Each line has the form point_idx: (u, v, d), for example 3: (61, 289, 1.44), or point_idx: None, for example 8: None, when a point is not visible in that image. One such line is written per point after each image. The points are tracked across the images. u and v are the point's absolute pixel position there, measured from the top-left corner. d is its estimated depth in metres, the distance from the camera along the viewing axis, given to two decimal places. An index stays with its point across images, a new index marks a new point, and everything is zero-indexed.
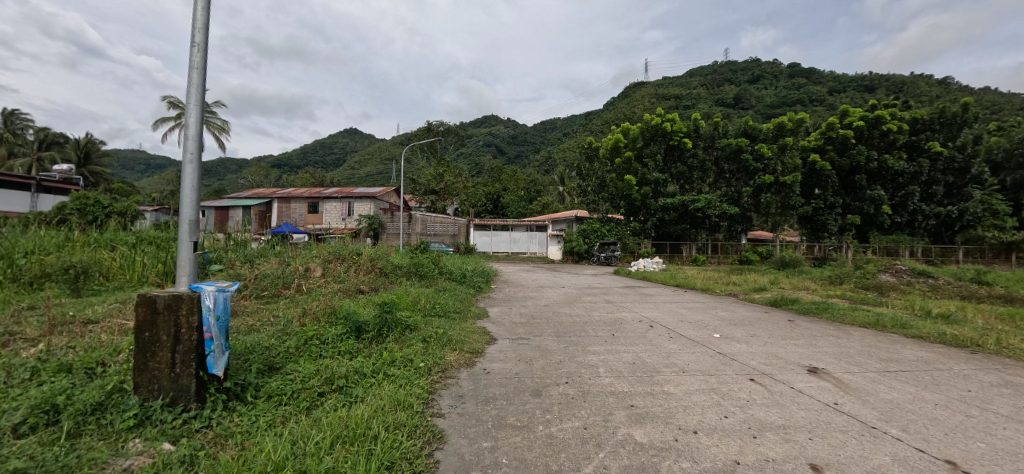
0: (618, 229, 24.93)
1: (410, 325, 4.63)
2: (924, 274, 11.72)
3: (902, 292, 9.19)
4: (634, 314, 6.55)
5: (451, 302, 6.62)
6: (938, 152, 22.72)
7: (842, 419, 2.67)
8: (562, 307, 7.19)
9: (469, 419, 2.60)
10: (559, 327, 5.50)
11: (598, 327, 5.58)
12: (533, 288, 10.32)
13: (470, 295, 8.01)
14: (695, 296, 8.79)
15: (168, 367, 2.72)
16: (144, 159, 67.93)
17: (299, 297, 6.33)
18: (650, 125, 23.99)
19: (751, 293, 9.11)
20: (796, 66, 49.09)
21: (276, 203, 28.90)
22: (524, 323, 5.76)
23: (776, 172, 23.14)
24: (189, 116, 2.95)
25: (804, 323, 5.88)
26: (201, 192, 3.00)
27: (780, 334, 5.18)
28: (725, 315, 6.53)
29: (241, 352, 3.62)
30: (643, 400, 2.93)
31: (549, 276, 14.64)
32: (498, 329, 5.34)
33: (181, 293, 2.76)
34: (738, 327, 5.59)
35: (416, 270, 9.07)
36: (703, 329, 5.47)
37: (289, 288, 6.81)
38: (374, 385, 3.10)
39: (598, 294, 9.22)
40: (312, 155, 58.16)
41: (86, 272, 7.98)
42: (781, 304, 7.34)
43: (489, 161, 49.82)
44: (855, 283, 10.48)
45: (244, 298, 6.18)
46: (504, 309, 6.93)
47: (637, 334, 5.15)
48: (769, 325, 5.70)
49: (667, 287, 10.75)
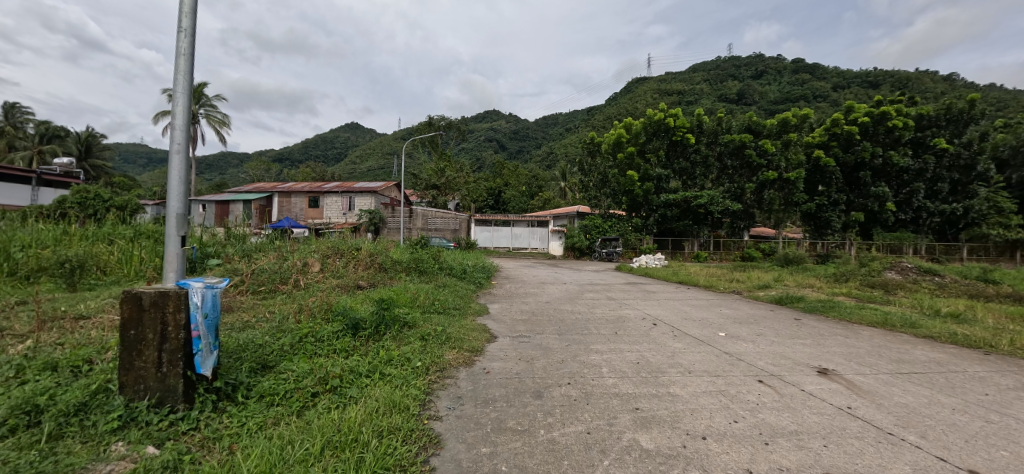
0: (619, 225, 24.77)
1: (408, 323, 4.52)
2: (930, 272, 11.56)
3: (907, 290, 9.05)
4: (636, 312, 6.44)
5: (450, 298, 6.51)
6: (943, 149, 22.47)
7: (857, 424, 2.55)
8: (563, 304, 7.08)
9: (467, 423, 2.50)
10: (560, 325, 5.39)
11: (601, 325, 5.47)
12: (534, 284, 10.20)
13: (471, 291, 7.90)
14: (698, 294, 8.67)
15: (155, 367, 2.61)
16: (145, 153, 67.87)
17: (296, 293, 6.23)
18: (652, 120, 23.79)
19: (755, 290, 8.99)
20: (800, 62, 48.65)
21: (277, 198, 28.79)
22: (524, 321, 5.65)
23: (779, 168, 22.92)
24: (176, 104, 2.83)
25: (810, 322, 5.75)
26: (189, 185, 2.87)
27: (786, 333, 5.06)
28: (730, 313, 6.41)
29: (233, 349, 3.52)
30: (648, 403, 2.82)
31: (550, 272, 14.53)
32: (498, 326, 5.23)
33: (167, 289, 2.65)
34: (743, 326, 5.47)
35: (416, 266, 8.96)
36: (708, 327, 5.35)
37: (286, 283, 6.70)
38: (369, 386, 3.00)
39: (599, 291, 9.10)
40: (313, 150, 57.98)
41: (82, 267, 7.90)
42: (786, 302, 7.22)
43: (490, 156, 49.61)
44: (860, 281, 10.35)
45: (240, 294, 6.08)
46: (504, 306, 6.82)
47: (640, 332, 5.04)
48: (775, 324, 5.58)
49: (669, 284, 10.64)
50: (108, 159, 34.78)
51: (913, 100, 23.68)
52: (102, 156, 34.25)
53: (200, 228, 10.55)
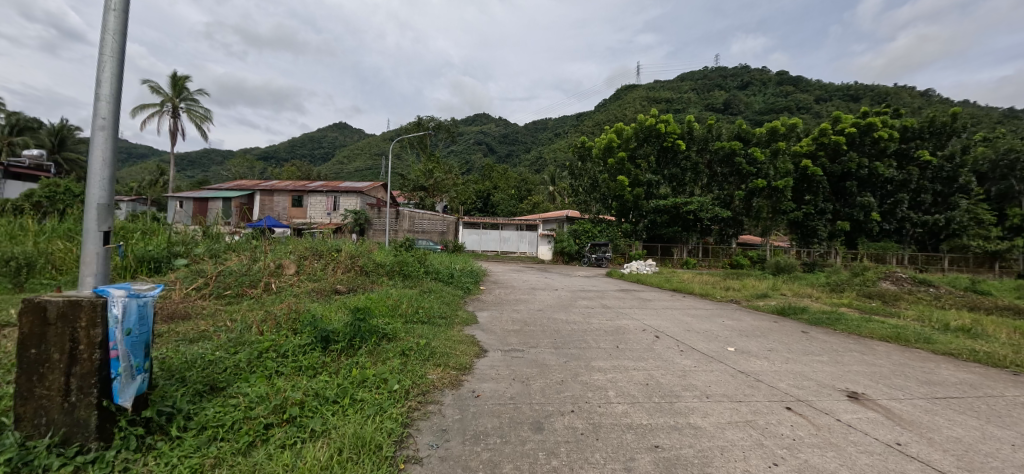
0: (608, 230, 24.46)
1: (389, 335, 4.00)
2: (924, 283, 11.49)
3: (905, 301, 8.87)
4: (635, 322, 6.02)
5: (436, 306, 5.99)
6: (927, 161, 22.79)
7: (916, 468, 2.16)
8: (557, 312, 6.63)
9: (454, 468, 2.01)
10: (556, 337, 4.94)
11: (599, 337, 5.03)
12: (524, 290, 9.73)
13: (458, 297, 7.39)
14: (696, 302, 8.32)
15: (60, 396, 2.07)
16: (125, 148, 65.78)
17: (265, 298, 5.66)
18: (643, 126, 23.70)
19: (753, 299, 8.67)
20: (784, 75, 49.60)
21: (258, 196, 27.80)
22: (517, 331, 5.17)
23: (769, 176, 22.88)
24: (102, 69, 2.34)
25: (819, 336, 5.42)
26: (115, 168, 2.36)
27: (798, 348, 4.73)
28: (733, 324, 6.05)
29: (176, 368, 2.97)
30: (668, 438, 2.38)
31: (540, 277, 14.09)
32: (488, 338, 4.74)
33: (81, 297, 2.12)
34: (752, 339, 5.09)
35: (400, 269, 8.39)
36: (715, 341, 4.97)
37: (255, 287, 6.11)
38: (335, 417, 2.48)
39: (593, 298, 8.68)
40: (299, 149, 56.76)
41: (31, 265, 7.26)
42: (790, 313, 6.91)
43: (480, 159, 49.11)
44: (856, 291, 10.15)
45: (202, 299, 5.48)
46: (494, 314, 6.34)
47: (643, 345, 4.63)
48: (784, 338, 5.24)
49: (664, 292, 10.30)
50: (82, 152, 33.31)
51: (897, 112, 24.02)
52: (76, 150, 32.80)
53: (170, 226, 9.83)
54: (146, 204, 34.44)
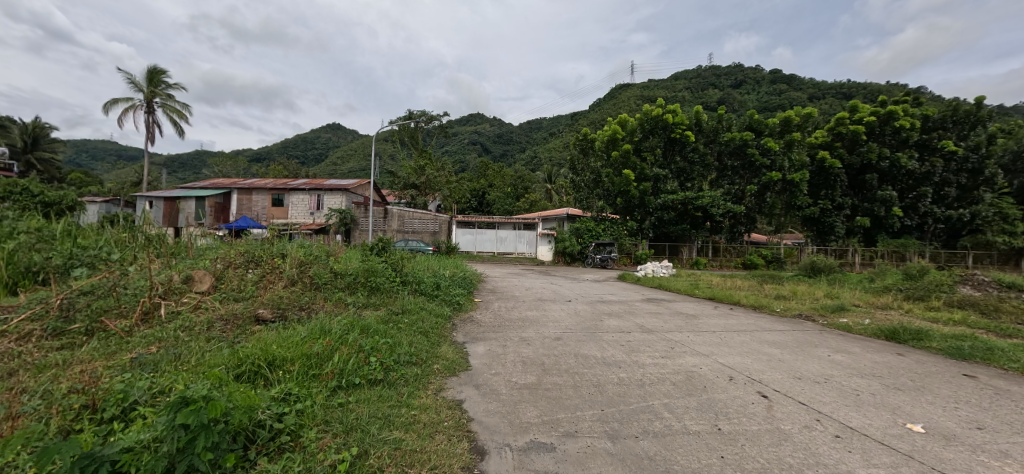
0: (612, 227, 22.23)
1: (282, 444, 1.90)
2: (1012, 288, 9.57)
3: (1015, 316, 6.87)
4: (707, 362, 3.97)
5: (405, 341, 3.85)
6: (952, 152, 20.66)
7: None
8: (586, 344, 4.58)
9: None
10: (603, 404, 2.87)
11: (674, 401, 2.96)
12: (529, 304, 7.59)
13: (442, 320, 5.28)
14: (760, 320, 6.25)
15: None
16: (112, 148, 62.86)
17: (126, 338, 3.52)
18: (649, 116, 21.72)
19: (830, 315, 6.61)
20: (778, 73, 47.99)
21: (236, 194, 25.56)
22: (535, 390, 3.10)
23: (783, 169, 20.98)
24: None
25: (1012, 389, 3.42)
26: None
27: (1021, 422, 2.77)
28: (853, 364, 4.02)
29: None
30: None
31: (545, 283, 11.92)
32: (486, 412, 2.67)
33: None
34: (921, 400, 3.09)
35: (366, 280, 6.20)
36: (870, 406, 2.95)
37: (128, 315, 4.00)
38: None
39: (622, 316, 6.59)
40: (287, 149, 54.18)
41: None
42: (909, 340, 4.93)
43: (473, 159, 46.84)
44: (939, 299, 8.16)
45: (18, 344, 3.34)
46: (494, 350, 4.24)
47: (764, 425, 2.59)
48: (970, 396, 3.23)
49: (704, 303, 8.28)
50: (57, 152, 30.74)
51: (917, 101, 22.09)
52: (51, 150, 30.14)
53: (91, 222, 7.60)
54: (121, 205, 31.75)
